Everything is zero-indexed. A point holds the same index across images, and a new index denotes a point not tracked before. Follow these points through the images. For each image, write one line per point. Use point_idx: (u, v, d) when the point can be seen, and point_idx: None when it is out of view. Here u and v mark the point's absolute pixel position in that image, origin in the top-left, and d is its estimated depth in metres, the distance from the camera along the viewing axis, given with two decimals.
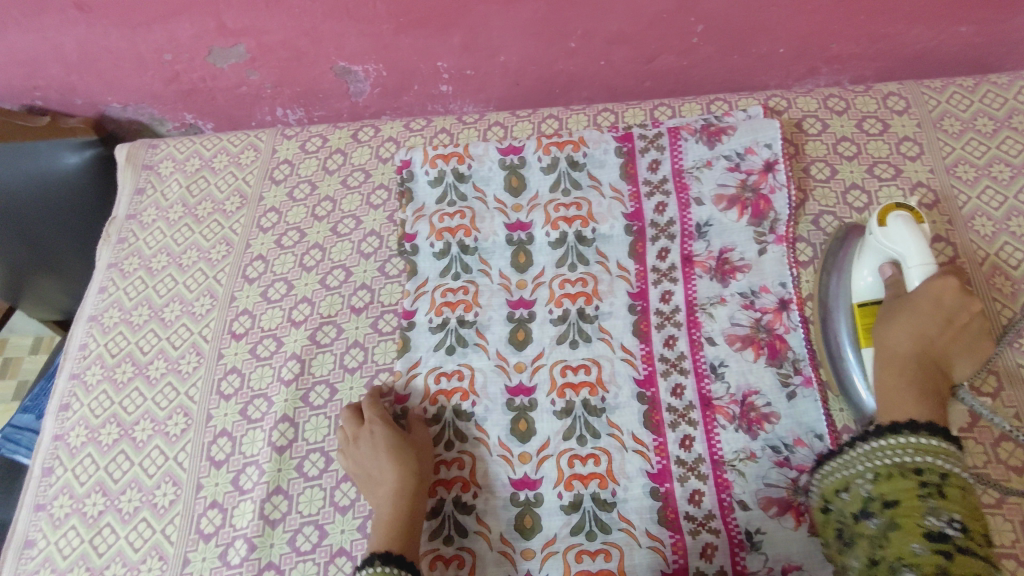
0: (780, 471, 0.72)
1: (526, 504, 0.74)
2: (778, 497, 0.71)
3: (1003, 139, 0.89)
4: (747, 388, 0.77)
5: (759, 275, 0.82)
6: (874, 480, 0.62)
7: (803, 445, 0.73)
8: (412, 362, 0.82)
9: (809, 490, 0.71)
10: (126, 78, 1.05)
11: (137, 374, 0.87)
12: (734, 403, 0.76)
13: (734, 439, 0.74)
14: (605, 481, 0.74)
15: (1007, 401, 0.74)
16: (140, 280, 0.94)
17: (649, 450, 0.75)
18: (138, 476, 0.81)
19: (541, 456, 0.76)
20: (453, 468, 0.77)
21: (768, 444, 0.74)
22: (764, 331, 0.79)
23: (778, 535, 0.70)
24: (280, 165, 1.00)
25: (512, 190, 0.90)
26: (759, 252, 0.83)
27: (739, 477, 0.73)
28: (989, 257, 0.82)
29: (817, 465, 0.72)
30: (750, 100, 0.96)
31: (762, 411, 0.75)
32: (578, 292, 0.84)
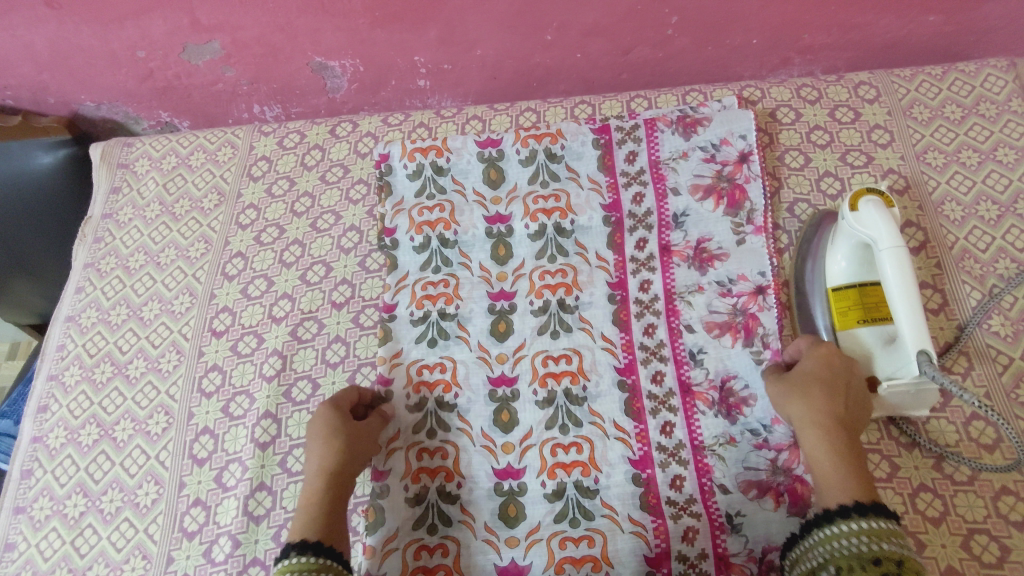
0: (759, 454, 0.73)
1: (510, 494, 0.75)
2: (757, 480, 0.72)
3: (971, 126, 0.91)
4: (725, 372, 0.78)
5: (736, 264, 0.82)
6: (834, 573, 0.60)
7: (780, 424, 0.74)
8: (394, 351, 0.82)
9: (787, 469, 0.72)
10: (99, 75, 1.04)
11: (116, 374, 0.87)
12: (713, 389, 0.77)
13: (714, 424, 0.75)
14: (588, 469, 0.75)
15: (977, 381, 0.75)
16: (118, 279, 0.93)
17: (630, 437, 0.76)
18: (120, 476, 0.80)
19: (524, 446, 0.77)
20: (435, 458, 0.77)
21: (746, 428, 0.75)
22: (740, 314, 0.80)
23: (758, 516, 0.71)
24: (257, 162, 0.99)
25: (491, 183, 0.90)
26: (736, 241, 0.83)
27: (720, 462, 0.74)
28: (958, 241, 0.83)
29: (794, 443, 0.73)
30: (725, 90, 0.97)
31: (740, 395, 0.76)
32: (558, 283, 0.84)
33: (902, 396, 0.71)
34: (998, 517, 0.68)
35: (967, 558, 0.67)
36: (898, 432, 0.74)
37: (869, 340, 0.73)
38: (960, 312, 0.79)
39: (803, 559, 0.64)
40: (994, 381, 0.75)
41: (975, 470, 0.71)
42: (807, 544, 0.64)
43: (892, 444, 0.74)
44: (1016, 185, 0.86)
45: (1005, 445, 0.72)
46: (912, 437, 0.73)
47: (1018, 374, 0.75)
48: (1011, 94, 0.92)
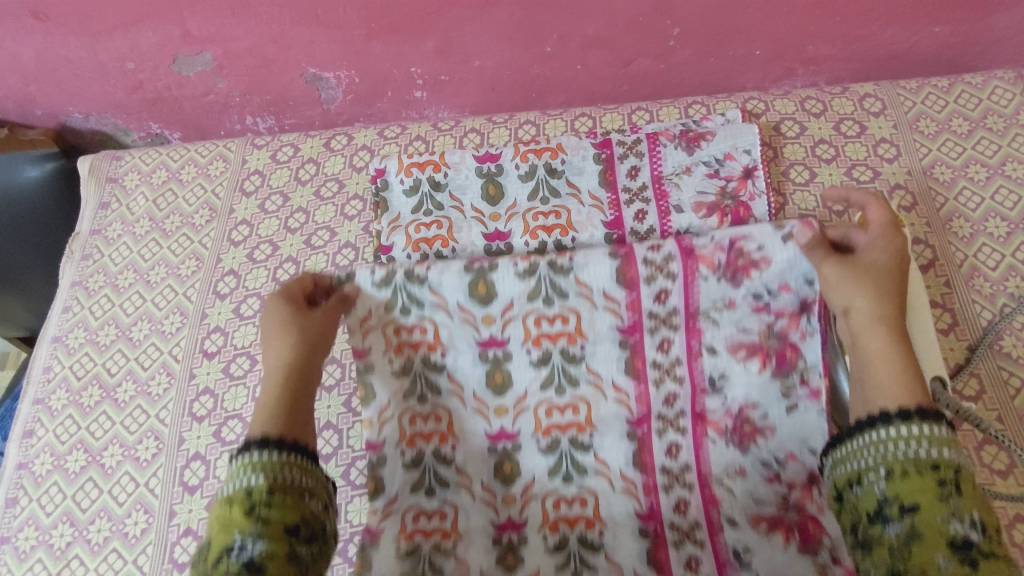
0: (769, 487, 0.70)
1: (508, 546, 0.71)
2: (768, 514, 0.69)
3: (978, 140, 0.89)
4: (744, 401, 0.72)
5: (776, 273, 0.70)
6: (888, 478, 0.54)
7: (788, 291, 0.71)
8: (380, 406, 0.74)
9: (799, 506, 0.69)
10: (87, 87, 1.01)
11: (105, 398, 0.84)
12: (720, 250, 0.71)
13: (723, 454, 0.72)
14: (592, 523, 0.71)
15: (988, 404, 0.74)
16: (106, 298, 0.91)
17: (638, 490, 0.72)
18: (108, 504, 0.77)
19: (526, 498, 0.73)
20: (433, 519, 0.70)
21: (750, 292, 0.71)
22: (775, 338, 0.72)
23: (772, 552, 0.67)
24: (250, 176, 0.97)
25: (489, 199, 0.88)
26: (782, 241, 0.70)
27: (727, 493, 0.71)
28: (967, 258, 0.82)
29: (807, 480, 0.70)
30: (728, 103, 0.95)
31: (757, 425, 0.72)
32: (559, 332, 0.74)
33: None
34: (1013, 545, 0.67)
35: None
36: None
37: None
38: (970, 334, 0.77)
39: (847, 460, 0.58)
40: (1006, 404, 0.73)
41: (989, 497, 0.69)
42: (853, 445, 0.58)
43: None
44: None
45: (1019, 471, 0.70)
46: None
47: None
48: (1019, 107, 0.90)
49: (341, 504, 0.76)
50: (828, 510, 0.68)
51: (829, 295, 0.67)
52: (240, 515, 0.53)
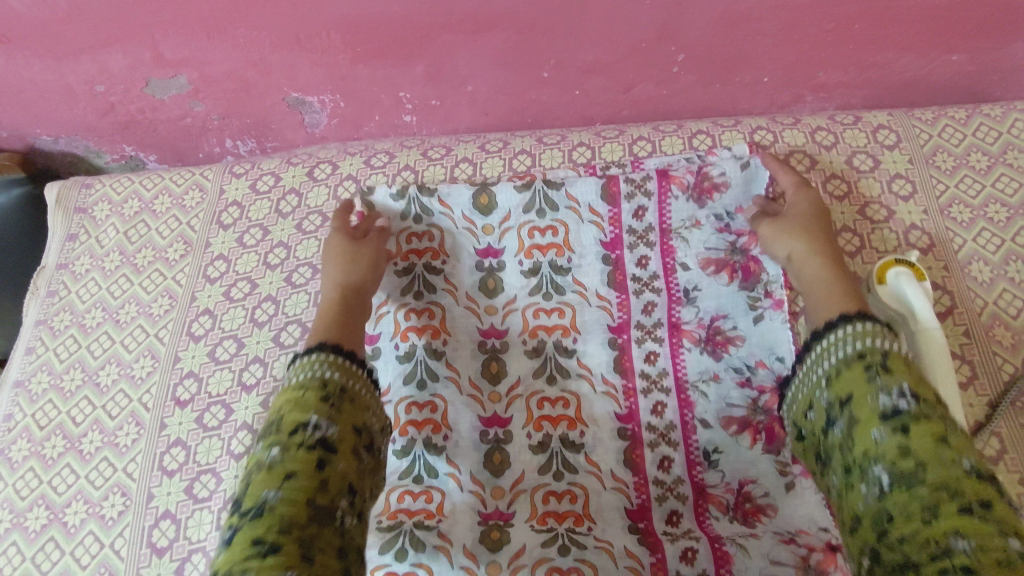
0: (741, 392, 0.76)
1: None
2: (738, 416, 0.75)
3: (998, 177, 0.85)
4: (715, 312, 0.79)
5: (734, 197, 0.80)
6: (828, 385, 0.58)
7: (744, 212, 0.80)
8: (379, 301, 0.81)
9: (767, 409, 0.74)
10: (55, 109, 0.95)
11: (69, 449, 0.78)
12: (690, 173, 0.80)
13: (699, 361, 0.78)
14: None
15: (1010, 466, 0.70)
16: (72, 339, 0.85)
17: (618, 392, 0.77)
18: (70, 568, 0.72)
19: (515, 567, 0.65)
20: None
21: (712, 213, 0.80)
22: (738, 254, 0.79)
23: (734, 452, 0.73)
24: (228, 208, 0.91)
25: (481, 209, 0.81)
26: (740, 168, 0.80)
27: (701, 398, 0.76)
28: (987, 306, 0.77)
29: (776, 385, 0.75)
30: (734, 134, 0.90)
31: (727, 335, 0.78)
32: (549, 242, 0.81)
33: None
34: None
35: None
36: None
37: None
38: (990, 388, 0.73)
39: (800, 387, 0.62)
40: None
41: None
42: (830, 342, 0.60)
43: None
44: None
45: None
46: None
47: None
48: None
49: None
50: (808, 491, 0.70)
51: (771, 248, 0.75)
52: (315, 400, 0.56)
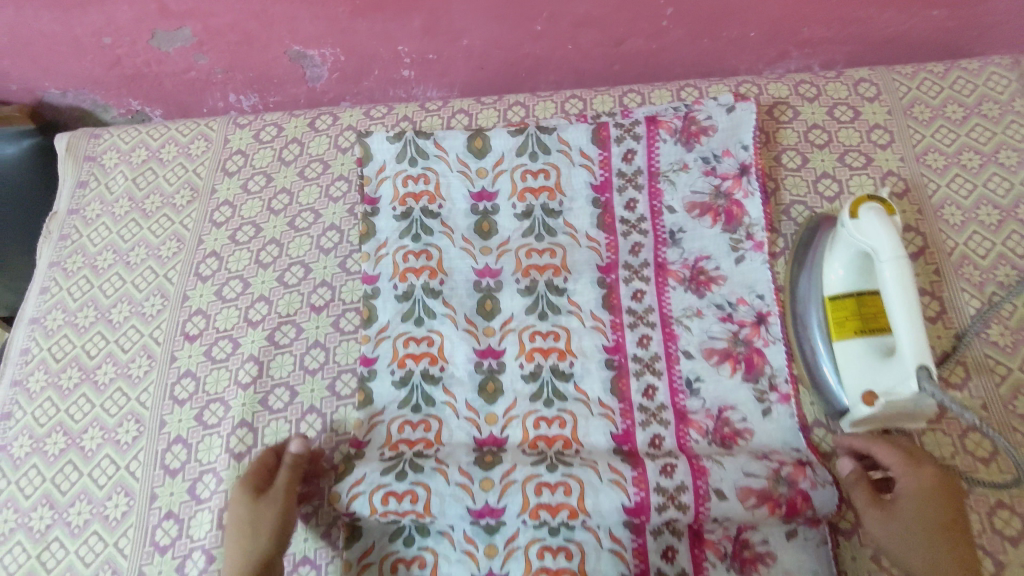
0: (722, 326, 0.80)
1: (489, 528, 0.71)
2: (719, 348, 0.79)
3: (973, 127, 0.88)
4: (699, 254, 0.83)
5: (721, 139, 0.84)
6: None
7: (730, 156, 0.84)
8: (378, 244, 0.85)
9: (747, 341, 0.78)
10: (64, 62, 0.98)
11: (84, 380, 0.83)
12: (678, 118, 0.85)
13: (683, 299, 0.81)
14: (576, 513, 0.68)
15: (973, 392, 0.74)
16: (85, 279, 0.89)
17: (605, 326, 0.81)
18: (88, 487, 0.77)
19: (506, 483, 0.71)
20: (404, 500, 0.70)
21: (700, 156, 0.84)
22: (722, 198, 0.83)
23: (715, 380, 0.77)
24: (233, 156, 0.95)
25: (475, 152, 0.86)
26: (727, 112, 0.84)
27: (685, 331, 0.80)
28: (957, 247, 0.81)
29: (756, 321, 0.79)
30: (721, 86, 0.93)
31: (710, 275, 0.82)
32: (541, 186, 0.85)
33: (895, 412, 0.69)
34: (992, 531, 0.68)
35: None
36: None
37: (865, 353, 0.70)
38: (956, 323, 0.77)
39: None
40: (991, 391, 0.74)
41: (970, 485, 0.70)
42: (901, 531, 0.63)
43: None
44: (1017, 189, 0.83)
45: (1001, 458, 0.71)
46: None
47: (1016, 385, 0.73)
48: (1015, 94, 0.89)
49: (326, 415, 0.79)
50: (784, 416, 0.75)
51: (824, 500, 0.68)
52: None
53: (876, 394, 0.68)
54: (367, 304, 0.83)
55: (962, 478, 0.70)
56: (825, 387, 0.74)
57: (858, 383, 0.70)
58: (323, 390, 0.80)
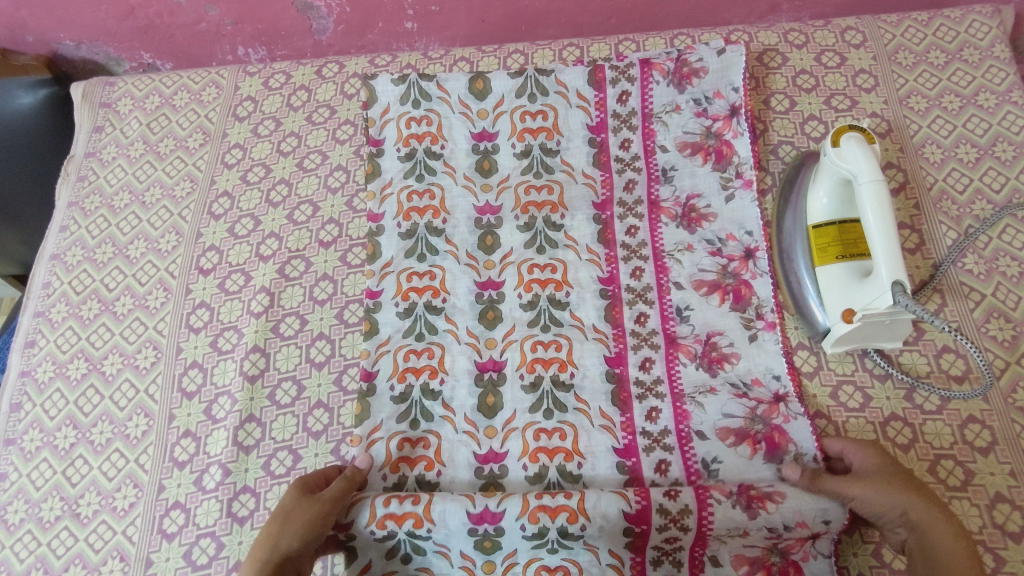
0: (712, 259, 0.81)
1: (491, 477, 0.74)
2: (708, 280, 0.81)
3: (954, 71, 0.91)
4: (691, 192, 0.85)
5: (712, 81, 0.88)
6: None
7: (721, 98, 0.87)
8: (383, 183, 0.88)
9: (735, 274, 0.80)
10: (79, 13, 1.02)
11: (103, 311, 0.87)
12: (671, 61, 0.89)
13: (675, 234, 0.83)
14: (571, 455, 0.74)
15: (949, 316, 0.78)
16: (103, 218, 0.94)
17: (600, 259, 0.83)
18: (110, 409, 0.81)
19: (507, 430, 0.75)
20: (416, 447, 0.75)
21: (691, 98, 0.88)
22: (713, 138, 0.86)
23: (704, 309, 0.79)
24: (243, 103, 0.99)
25: (476, 94, 0.91)
26: (717, 55, 0.88)
27: (677, 264, 0.82)
28: (937, 182, 0.85)
29: (744, 255, 0.81)
30: (713, 35, 0.97)
31: (701, 212, 0.84)
32: (540, 127, 0.89)
33: (874, 328, 0.73)
34: (964, 443, 0.71)
35: (933, 482, 0.70)
36: (872, 364, 0.76)
37: (847, 276, 0.73)
38: (934, 254, 0.81)
39: None
40: (966, 315, 0.77)
41: (944, 400, 0.73)
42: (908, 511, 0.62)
43: (866, 375, 0.76)
44: (995, 129, 0.87)
45: (974, 376, 0.74)
46: (885, 368, 0.75)
47: (989, 309, 0.77)
48: (995, 41, 0.92)
49: (335, 340, 0.82)
50: (769, 343, 0.77)
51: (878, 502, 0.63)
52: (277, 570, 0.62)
53: (854, 311, 0.71)
54: (372, 240, 0.85)
55: (936, 394, 0.73)
56: (808, 311, 0.77)
57: (838, 302, 0.73)
58: (332, 318, 0.83)
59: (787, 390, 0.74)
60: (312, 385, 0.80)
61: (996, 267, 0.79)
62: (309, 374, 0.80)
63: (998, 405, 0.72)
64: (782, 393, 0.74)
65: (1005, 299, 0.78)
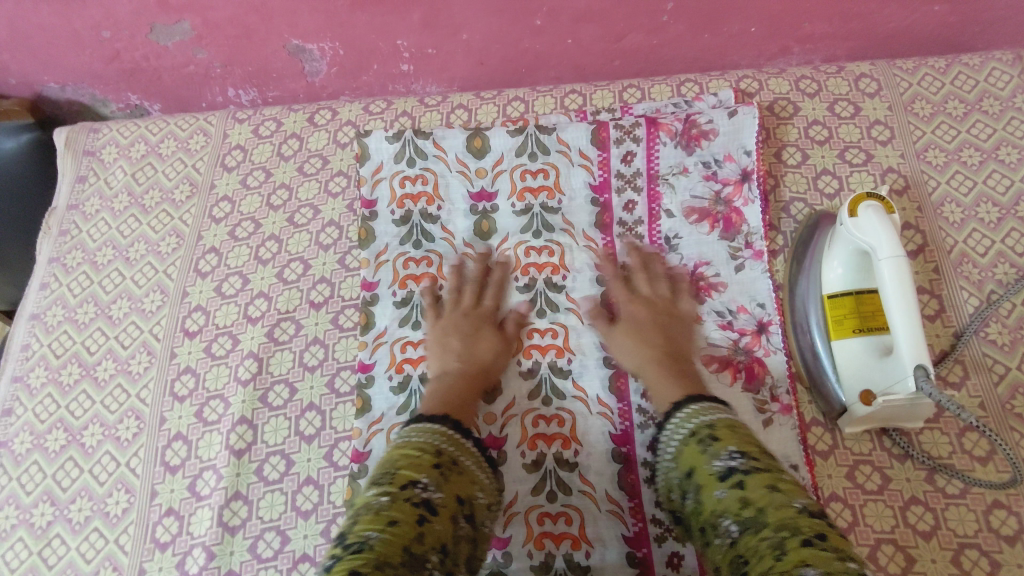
0: (722, 333, 0.78)
1: (495, 566, 0.70)
2: (719, 355, 0.77)
3: (973, 124, 0.87)
4: (699, 260, 0.81)
5: (723, 144, 0.84)
6: None
7: (732, 162, 0.83)
8: (377, 250, 0.84)
9: (747, 350, 0.77)
10: (63, 56, 0.98)
11: (84, 376, 0.84)
12: (678, 121, 0.85)
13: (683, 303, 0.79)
14: (579, 542, 0.70)
15: (971, 390, 0.74)
16: (85, 275, 0.90)
17: None
18: (89, 484, 0.78)
19: (509, 514, 0.72)
20: None
21: (700, 160, 0.84)
22: (722, 205, 0.82)
23: (715, 387, 0.76)
24: (232, 151, 0.95)
25: (474, 152, 0.87)
26: (728, 117, 0.84)
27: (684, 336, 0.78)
28: (957, 245, 0.81)
29: (757, 329, 0.78)
30: (721, 82, 0.93)
31: (710, 281, 0.80)
32: (540, 186, 0.85)
33: (893, 408, 0.69)
34: (989, 531, 0.67)
35: (957, 574, 0.66)
36: (891, 443, 0.72)
37: (865, 350, 0.70)
38: (954, 323, 0.77)
39: None
40: (989, 390, 0.73)
41: (967, 484, 0.69)
42: (694, 412, 0.66)
43: (884, 455, 0.72)
44: (1017, 186, 0.83)
45: (998, 458, 0.70)
46: (905, 449, 0.71)
47: (1014, 384, 0.73)
48: (1016, 91, 0.88)
49: (326, 412, 0.78)
50: (785, 427, 0.73)
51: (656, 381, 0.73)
52: (428, 462, 0.58)
53: (873, 394, 0.68)
54: (364, 310, 0.81)
55: (958, 478, 0.69)
56: (824, 383, 0.73)
57: (857, 379, 0.70)
58: (322, 386, 0.79)
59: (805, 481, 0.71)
60: (301, 460, 0.76)
61: (1021, 337, 0.75)
62: (298, 448, 0.76)
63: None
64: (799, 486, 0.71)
65: None
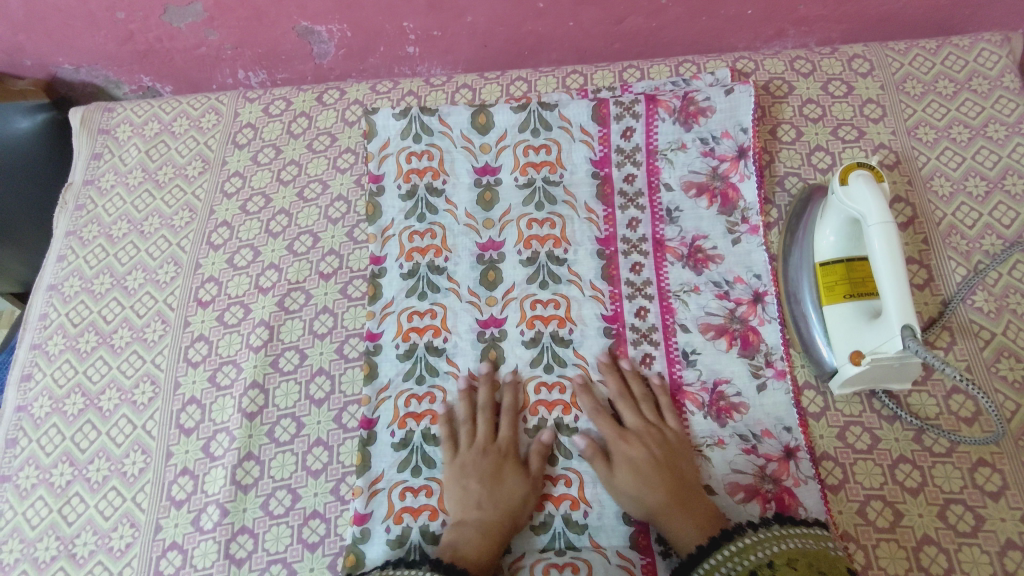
0: (719, 303, 0.80)
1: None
2: (716, 323, 0.79)
3: (963, 102, 0.90)
4: (697, 233, 0.84)
5: (720, 121, 0.86)
6: None
7: (729, 138, 0.86)
8: (383, 226, 0.87)
9: (743, 319, 0.79)
10: (77, 37, 1.01)
11: (101, 343, 0.87)
12: (676, 98, 0.88)
13: (681, 274, 0.82)
14: (577, 503, 0.73)
15: (958, 355, 0.76)
16: (101, 248, 0.93)
17: (604, 296, 0.82)
18: (107, 445, 0.80)
19: None
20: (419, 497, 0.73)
21: (698, 137, 0.87)
22: (719, 179, 0.85)
23: (712, 355, 0.78)
24: (242, 129, 0.98)
25: (478, 128, 0.90)
26: (725, 94, 0.87)
27: (683, 305, 0.81)
28: (946, 217, 0.84)
29: (752, 298, 0.80)
30: (718, 62, 0.95)
31: (708, 253, 0.83)
32: (542, 161, 0.88)
33: (883, 371, 0.71)
34: (974, 487, 0.70)
35: (942, 527, 0.68)
36: (880, 405, 0.75)
37: (856, 315, 0.72)
38: (944, 291, 0.80)
39: None
40: (975, 354, 0.76)
41: (953, 443, 0.72)
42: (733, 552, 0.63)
43: (874, 416, 0.74)
44: (1005, 161, 0.86)
45: (984, 418, 0.73)
46: (894, 410, 0.74)
47: (1000, 348, 0.76)
48: (1004, 70, 0.91)
49: (335, 377, 0.81)
50: (778, 392, 0.76)
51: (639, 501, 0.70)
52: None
53: (863, 354, 0.70)
54: (372, 282, 0.84)
55: (945, 436, 0.72)
56: (814, 348, 0.76)
57: (846, 340, 0.72)
58: (332, 352, 0.82)
59: (797, 442, 0.73)
60: (311, 423, 0.78)
61: (1007, 304, 0.78)
62: (308, 411, 0.79)
63: (1009, 449, 0.71)
64: (793, 446, 0.73)
65: (1016, 338, 0.76)
